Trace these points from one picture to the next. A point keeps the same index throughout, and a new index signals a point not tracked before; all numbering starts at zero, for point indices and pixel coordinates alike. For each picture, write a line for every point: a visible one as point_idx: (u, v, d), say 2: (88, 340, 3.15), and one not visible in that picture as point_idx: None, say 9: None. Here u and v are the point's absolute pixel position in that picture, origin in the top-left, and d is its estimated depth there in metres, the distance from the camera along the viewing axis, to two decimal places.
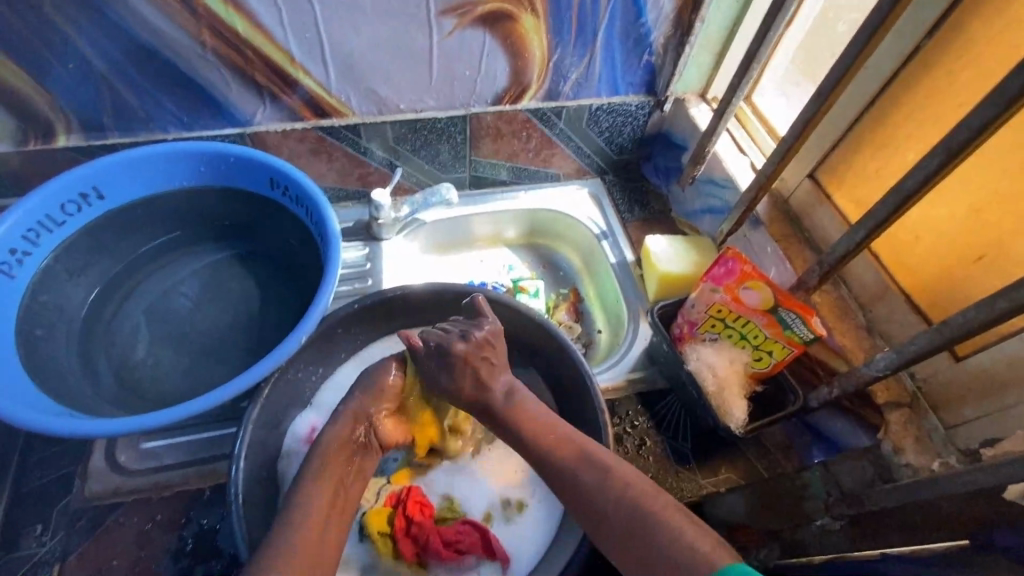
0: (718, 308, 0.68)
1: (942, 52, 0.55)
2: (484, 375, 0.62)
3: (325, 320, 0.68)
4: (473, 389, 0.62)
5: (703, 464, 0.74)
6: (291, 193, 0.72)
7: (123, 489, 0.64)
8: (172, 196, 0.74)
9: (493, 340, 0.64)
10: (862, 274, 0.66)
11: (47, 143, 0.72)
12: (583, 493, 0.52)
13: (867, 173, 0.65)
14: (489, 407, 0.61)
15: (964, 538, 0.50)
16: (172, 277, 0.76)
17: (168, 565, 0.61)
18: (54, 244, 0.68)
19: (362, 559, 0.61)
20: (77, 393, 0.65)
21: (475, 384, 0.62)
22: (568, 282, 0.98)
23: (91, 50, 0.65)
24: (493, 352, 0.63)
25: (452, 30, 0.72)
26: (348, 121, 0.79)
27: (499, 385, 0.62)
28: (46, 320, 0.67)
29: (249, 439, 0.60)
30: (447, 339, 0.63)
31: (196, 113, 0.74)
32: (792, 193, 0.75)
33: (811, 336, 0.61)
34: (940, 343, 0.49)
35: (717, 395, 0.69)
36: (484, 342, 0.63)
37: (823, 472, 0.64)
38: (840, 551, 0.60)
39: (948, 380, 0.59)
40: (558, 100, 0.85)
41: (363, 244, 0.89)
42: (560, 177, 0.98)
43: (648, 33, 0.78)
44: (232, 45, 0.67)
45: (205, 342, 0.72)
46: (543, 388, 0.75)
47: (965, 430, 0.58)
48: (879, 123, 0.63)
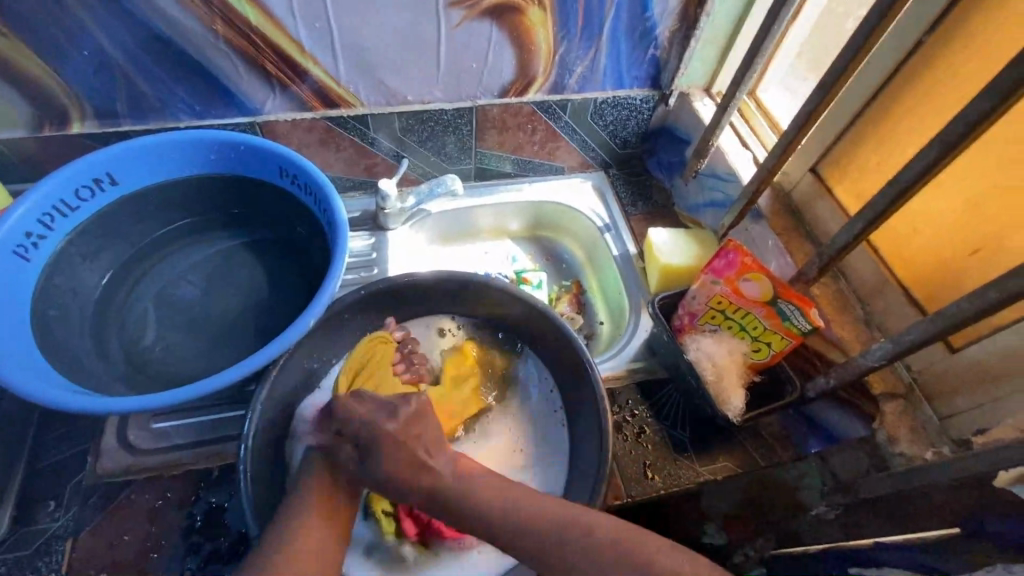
0: (718, 299, 0.69)
1: (942, 48, 0.56)
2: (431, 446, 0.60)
3: (332, 306, 0.69)
4: (406, 472, 0.58)
5: (701, 452, 0.73)
6: (300, 181, 0.73)
7: (135, 467, 0.66)
8: (182, 182, 0.76)
9: (421, 418, 0.62)
10: (860, 267, 0.67)
11: (62, 129, 0.74)
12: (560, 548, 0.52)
13: (867, 167, 0.66)
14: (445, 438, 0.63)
15: (953, 527, 0.52)
16: (184, 263, 0.78)
17: (178, 542, 0.63)
18: (68, 228, 0.70)
19: (367, 536, 0.62)
20: (91, 373, 0.67)
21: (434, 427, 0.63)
22: (571, 274, 0.99)
23: (107, 39, 0.67)
24: (426, 426, 0.61)
25: (460, 22, 0.73)
26: (356, 111, 0.81)
27: (443, 457, 0.60)
28: (61, 301, 0.69)
29: (258, 420, 0.62)
30: (373, 425, 0.60)
31: (207, 102, 0.76)
32: (794, 186, 0.75)
33: (809, 327, 0.63)
34: (934, 334, 0.51)
35: (715, 384, 0.71)
36: (416, 418, 0.61)
37: (819, 463, 0.67)
38: (834, 540, 0.63)
39: (942, 372, 0.60)
40: (564, 93, 0.86)
41: (370, 234, 0.90)
42: (564, 170, 0.99)
43: (654, 27, 0.79)
44: (244, 34, 0.68)
45: (214, 326, 0.74)
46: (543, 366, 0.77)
47: (959, 420, 0.59)
48: (880, 117, 0.64)
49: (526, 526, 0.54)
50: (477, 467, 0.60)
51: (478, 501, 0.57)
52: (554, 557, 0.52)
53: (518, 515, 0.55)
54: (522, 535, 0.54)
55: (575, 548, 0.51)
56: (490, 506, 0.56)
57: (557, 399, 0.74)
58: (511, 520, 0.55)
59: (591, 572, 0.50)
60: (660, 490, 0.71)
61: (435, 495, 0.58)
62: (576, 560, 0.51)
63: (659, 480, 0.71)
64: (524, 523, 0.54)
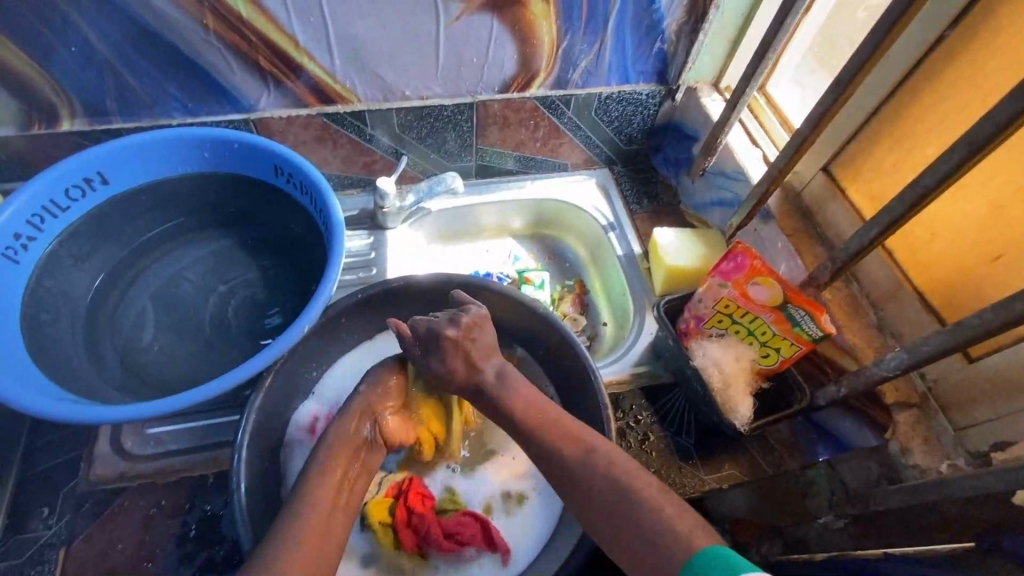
0: (726, 303, 0.66)
1: (965, 44, 0.53)
2: (474, 358, 0.62)
3: (329, 309, 0.67)
4: (463, 371, 0.62)
5: (706, 459, 0.72)
6: (296, 180, 0.71)
7: (129, 474, 0.64)
8: (175, 180, 0.74)
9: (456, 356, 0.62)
10: (874, 271, 0.65)
11: (51, 127, 0.72)
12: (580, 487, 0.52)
13: (882, 167, 0.64)
14: (478, 387, 0.62)
15: (969, 542, 0.50)
16: (177, 264, 0.76)
17: (172, 550, 0.61)
18: (58, 230, 0.68)
19: (365, 547, 0.61)
20: (82, 378, 0.65)
21: (466, 366, 0.62)
22: (574, 274, 0.97)
23: (95, 34, 0.64)
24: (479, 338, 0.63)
25: (460, 15, 0.70)
26: (353, 107, 0.78)
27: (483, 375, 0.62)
28: (52, 305, 0.68)
29: (251, 428, 0.60)
30: (437, 327, 0.62)
31: (200, 98, 0.73)
32: (805, 187, 0.73)
33: (820, 334, 0.61)
34: (954, 345, 0.48)
35: (722, 391, 0.69)
36: (471, 326, 0.63)
37: (828, 471, 0.64)
38: (843, 548, 0.60)
39: (959, 382, 0.58)
40: (567, 88, 0.83)
41: (368, 233, 0.88)
42: (567, 167, 0.97)
43: (661, 19, 0.76)
44: (235, 29, 0.66)
45: (208, 329, 0.72)
46: (544, 367, 0.75)
47: (976, 431, 0.57)
48: (897, 115, 0.61)
49: (558, 441, 0.55)
50: (527, 388, 0.61)
51: (523, 418, 0.59)
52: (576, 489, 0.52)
53: (563, 426, 0.57)
54: (557, 452, 0.55)
55: (591, 473, 0.52)
56: (537, 418, 0.58)
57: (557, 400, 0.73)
58: (551, 433, 0.56)
59: (601, 501, 0.50)
60: None
61: (480, 392, 0.62)
62: (592, 483, 0.51)
63: None
64: (563, 434, 0.56)
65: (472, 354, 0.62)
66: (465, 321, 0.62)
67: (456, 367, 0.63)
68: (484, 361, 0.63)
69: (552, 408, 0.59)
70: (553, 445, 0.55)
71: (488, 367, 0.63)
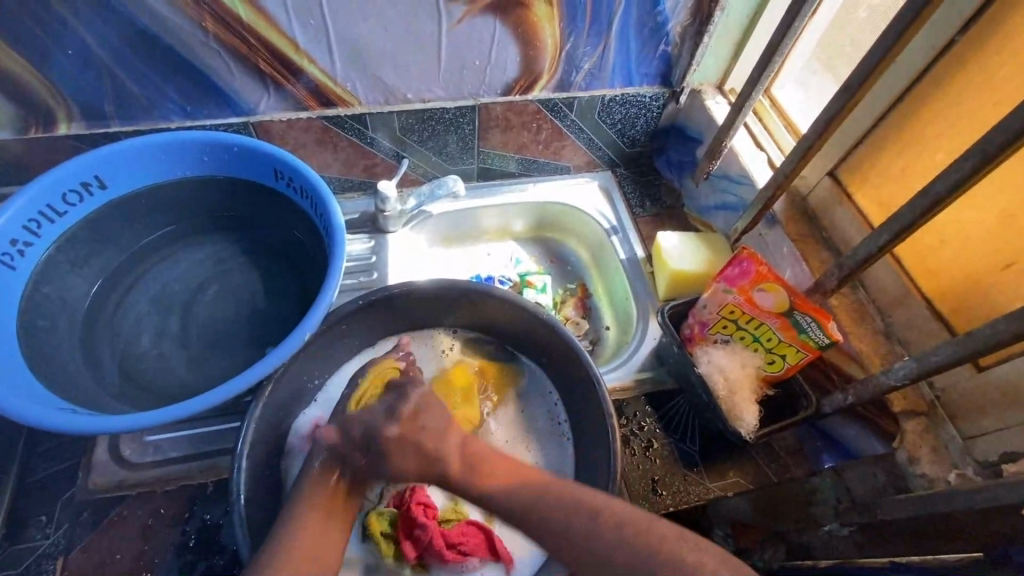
0: (731, 309, 0.65)
1: (977, 48, 0.52)
2: (444, 427, 0.61)
3: (330, 316, 0.67)
4: (436, 439, 0.61)
5: (711, 466, 0.71)
6: (296, 184, 0.71)
7: (128, 482, 0.64)
8: (174, 184, 0.73)
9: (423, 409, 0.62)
10: (882, 277, 0.64)
11: (48, 130, 0.71)
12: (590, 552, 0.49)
13: (890, 173, 0.63)
14: (445, 473, 0.59)
15: (977, 552, 0.48)
16: (176, 268, 0.75)
17: (171, 560, 0.61)
18: (55, 235, 0.67)
19: (366, 558, 0.61)
20: (81, 385, 0.64)
21: (419, 457, 0.59)
22: (576, 277, 0.96)
23: (92, 37, 0.63)
24: (429, 416, 0.61)
25: (462, 18, 0.69)
26: (354, 110, 0.77)
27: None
28: (50, 311, 0.67)
29: (252, 437, 0.60)
30: (372, 425, 0.59)
31: (200, 102, 0.73)
32: (811, 191, 0.72)
33: (826, 341, 0.60)
34: (965, 356, 0.48)
35: (727, 398, 0.68)
36: (424, 401, 0.61)
37: (834, 478, 0.65)
38: (847, 556, 0.59)
39: (968, 391, 0.58)
40: (571, 91, 0.82)
41: (368, 237, 0.87)
42: (570, 170, 0.96)
43: (665, 22, 0.75)
44: (235, 32, 0.65)
45: (207, 335, 0.71)
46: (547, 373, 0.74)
47: (984, 441, 0.57)
48: (906, 119, 0.60)
49: (557, 514, 0.52)
50: (506, 473, 0.59)
51: (508, 507, 0.56)
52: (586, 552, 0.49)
53: (555, 499, 0.54)
54: (557, 522, 0.52)
55: (600, 541, 0.49)
56: (523, 498, 0.56)
57: (561, 407, 0.73)
58: (548, 506, 0.53)
59: (614, 560, 0.47)
60: (669, 508, 0.69)
61: (450, 467, 0.59)
62: (606, 549, 0.48)
63: (668, 498, 0.69)
64: (559, 505, 0.53)
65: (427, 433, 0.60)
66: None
67: (407, 466, 0.60)
68: (444, 441, 0.60)
69: (541, 483, 0.56)
70: (554, 516, 0.52)
71: (451, 447, 0.60)
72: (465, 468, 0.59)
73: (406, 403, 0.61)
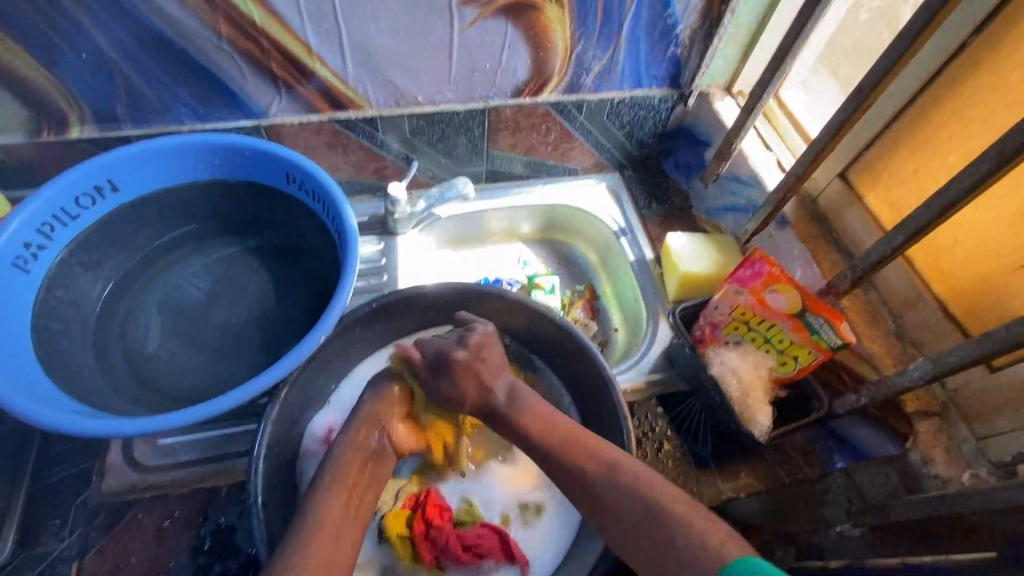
0: (742, 311, 0.66)
1: (989, 51, 0.53)
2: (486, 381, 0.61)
3: (344, 318, 0.67)
4: (473, 396, 0.61)
5: (724, 467, 0.72)
6: (307, 187, 0.71)
7: (139, 486, 0.63)
8: (186, 187, 0.73)
9: (487, 345, 0.63)
10: (893, 279, 0.64)
11: (60, 134, 0.71)
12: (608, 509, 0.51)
13: (901, 175, 0.64)
14: (490, 408, 0.61)
15: (991, 552, 0.49)
16: (186, 271, 0.75)
17: (187, 563, 0.61)
18: (68, 238, 0.67)
19: (383, 560, 0.61)
20: (95, 389, 0.64)
21: (477, 389, 0.61)
22: (584, 279, 0.96)
23: (105, 39, 0.63)
24: (492, 353, 0.63)
25: (474, 21, 0.69)
26: (365, 113, 0.78)
27: (500, 387, 0.61)
28: (63, 314, 0.67)
29: (268, 439, 0.60)
30: (443, 348, 0.62)
31: (212, 105, 0.73)
32: (821, 193, 0.73)
33: (839, 343, 0.60)
34: (980, 357, 0.48)
35: (740, 400, 0.68)
36: (480, 345, 0.63)
37: (845, 479, 0.66)
38: (858, 557, 0.58)
39: (981, 391, 0.58)
40: (580, 93, 0.83)
41: (379, 239, 0.87)
42: (578, 172, 0.96)
43: (675, 24, 0.75)
44: (249, 35, 0.65)
45: (219, 338, 0.72)
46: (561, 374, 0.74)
47: (998, 441, 0.57)
48: (917, 122, 0.61)
49: (586, 461, 0.54)
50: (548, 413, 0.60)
51: (542, 441, 0.57)
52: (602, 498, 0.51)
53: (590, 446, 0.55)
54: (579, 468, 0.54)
55: (618, 496, 0.50)
56: (561, 434, 0.57)
57: (575, 409, 0.73)
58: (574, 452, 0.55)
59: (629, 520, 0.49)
60: None
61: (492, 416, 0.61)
62: (622, 505, 0.50)
63: None
64: (586, 457, 0.54)
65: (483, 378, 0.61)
66: (472, 341, 0.62)
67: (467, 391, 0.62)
68: (495, 385, 0.61)
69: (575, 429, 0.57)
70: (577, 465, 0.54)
71: (499, 385, 0.62)
72: (509, 403, 0.60)
73: (473, 336, 0.63)
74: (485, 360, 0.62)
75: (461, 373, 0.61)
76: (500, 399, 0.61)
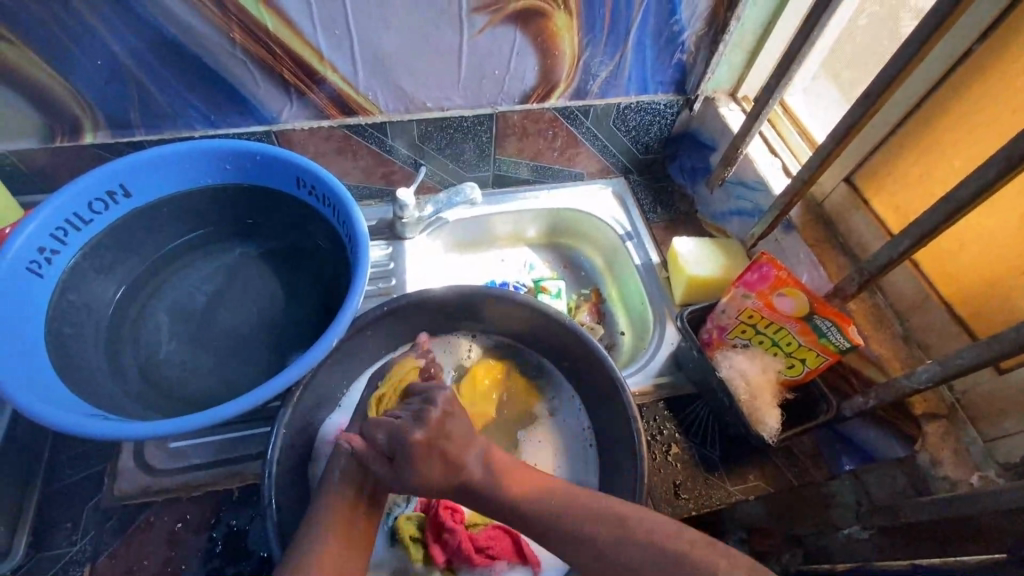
0: (750, 314, 0.66)
1: (994, 57, 0.53)
2: (456, 458, 0.57)
3: (355, 323, 0.67)
4: (443, 476, 0.56)
5: (732, 470, 0.72)
6: (318, 192, 0.71)
7: (154, 489, 0.64)
8: (197, 192, 0.74)
9: (448, 416, 0.58)
10: (900, 281, 0.65)
11: (74, 139, 0.72)
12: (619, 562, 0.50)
13: (906, 179, 0.64)
14: (467, 484, 0.57)
15: (1000, 554, 0.49)
16: (196, 275, 0.76)
17: (198, 566, 0.61)
18: (82, 242, 0.68)
19: (393, 564, 0.61)
20: (108, 392, 0.65)
21: (444, 467, 0.56)
22: (590, 283, 0.97)
23: (120, 46, 0.64)
24: (456, 422, 0.59)
25: (483, 28, 0.70)
26: (374, 118, 0.78)
27: (474, 461, 0.57)
28: (76, 318, 0.67)
29: (281, 442, 0.60)
30: (399, 429, 0.56)
31: (223, 111, 0.73)
32: (826, 197, 0.73)
33: (847, 345, 0.60)
34: (989, 360, 0.49)
35: (748, 402, 0.68)
36: (440, 420, 0.58)
37: (853, 481, 0.64)
38: (867, 561, 0.59)
39: (990, 393, 0.58)
40: (586, 99, 0.83)
41: (387, 243, 0.88)
42: (584, 176, 0.97)
43: (681, 31, 0.76)
44: (261, 42, 0.66)
45: (230, 341, 0.72)
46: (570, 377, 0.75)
47: (1006, 443, 0.57)
48: (923, 126, 0.61)
49: (586, 523, 0.52)
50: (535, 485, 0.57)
51: (534, 512, 0.55)
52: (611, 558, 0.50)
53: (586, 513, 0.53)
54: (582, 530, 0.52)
55: (629, 551, 0.49)
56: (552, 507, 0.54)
57: (585, 412, 0.73)
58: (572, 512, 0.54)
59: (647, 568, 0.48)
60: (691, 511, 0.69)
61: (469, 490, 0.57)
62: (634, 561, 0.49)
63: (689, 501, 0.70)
64: (588, 512, 0.53)
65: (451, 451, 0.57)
66: (432, 417, 0.57)
67: (432, 472, 0.56)
68: (468, 454, 0.57)
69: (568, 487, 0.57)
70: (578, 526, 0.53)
71: (470, 458, 0.57)
72: (489, 479, 0.57)
73: (434, 409, 0.58)
74: (450, 430, 0.58)
75: (422, 453, 0.56)
76: (478, 468, 0.57)
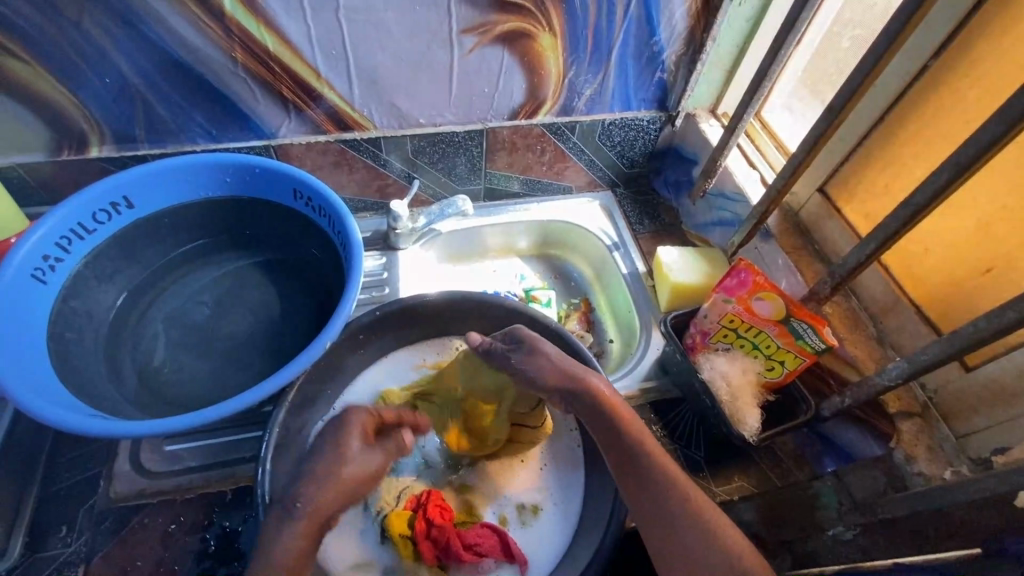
0: (731, 318, 0.69)
1: (947, 74, 0.57)
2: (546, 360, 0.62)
3: (347, 327, 0.70)
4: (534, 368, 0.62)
5: (717, 472, 0.74)
6: (314, 203, 0.74)
7: (149, 491, 0.65)
8: (198, 203, 0.77)
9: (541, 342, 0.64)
10: (871, 286, 0.68)
11: (80, 153, 0.75)
12: (647, 496, 0.55)
13: (875, 189, 0.67)
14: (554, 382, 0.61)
15: (976, 548, 0.49)
16: (195, 285, 0.78)
17: (192, 567, 0.62)
18: (84, 251, 0.70)
19: (386, 560, 0.63)
20: (106, 396, 0.66)
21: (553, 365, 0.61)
22: (579, 292, 0.99)
23: (128, 65, 0.68)
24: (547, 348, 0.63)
25: (473, 48, 0.74)
26: (369, 134, 0.82)
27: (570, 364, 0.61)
28: (77, 324, 0.69)
29: (274, 442, 0.62)
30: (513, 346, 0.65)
31: (225, 125, 0.77)
32: (802, 206, 0.77)
33: (823, 346, 0.62)
34: (951, 354, 0.51)
35: (730, 403, 0.71)
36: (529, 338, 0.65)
37: (834, 482, 0.66)
38: (851, 559, 0.59)
39: (959, 390, 0.61)
40: (573, 115, 0.87)
41: (381, 254, 0.91)
42: (572, 190, 1.00)
43: (661, 51, 0.81)
44: (262, 61, 0.70)
45: (225, 348, 0.74)
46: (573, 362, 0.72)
47: (977, 438, 0.60)
48: (887, 139, 0.65)
49: (644, 447, 0.57)
50: (614, 394, 0.60)
51: (603, 424, 0.59)
52: (646, 489, 0.55)
53: (654, 455, 0.56)
54: (640, 463, 0.56)
55: (655, 491, 0.54)
56: (632, 427, 0.58)
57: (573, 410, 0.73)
58: (630, 442, 0.57)
59: (660, 509, 0.54)
60: None
61: (559, 387, 0.61)
62: (664, 495, 0.54)
63: None
64: (642, 451, 0.57)
65: (560, 367, 0.61)
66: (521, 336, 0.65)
67: (544, 364, 0.62)
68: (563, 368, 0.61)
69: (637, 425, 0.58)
70: (637, 458, 0.56)
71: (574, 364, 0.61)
72: (576, 376, 0.60)
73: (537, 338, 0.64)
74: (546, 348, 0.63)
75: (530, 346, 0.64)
76: (575, 381, 0.60)
